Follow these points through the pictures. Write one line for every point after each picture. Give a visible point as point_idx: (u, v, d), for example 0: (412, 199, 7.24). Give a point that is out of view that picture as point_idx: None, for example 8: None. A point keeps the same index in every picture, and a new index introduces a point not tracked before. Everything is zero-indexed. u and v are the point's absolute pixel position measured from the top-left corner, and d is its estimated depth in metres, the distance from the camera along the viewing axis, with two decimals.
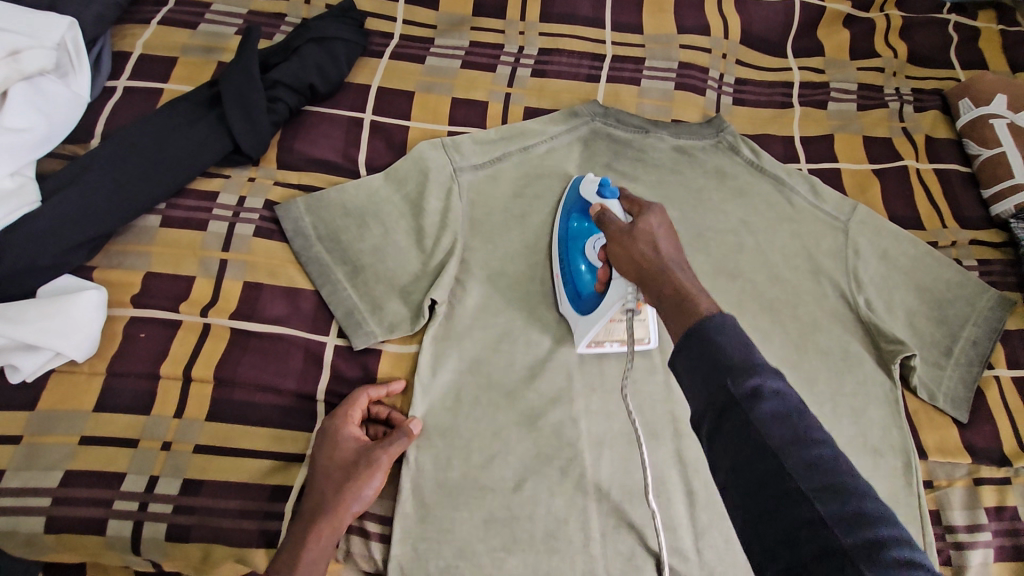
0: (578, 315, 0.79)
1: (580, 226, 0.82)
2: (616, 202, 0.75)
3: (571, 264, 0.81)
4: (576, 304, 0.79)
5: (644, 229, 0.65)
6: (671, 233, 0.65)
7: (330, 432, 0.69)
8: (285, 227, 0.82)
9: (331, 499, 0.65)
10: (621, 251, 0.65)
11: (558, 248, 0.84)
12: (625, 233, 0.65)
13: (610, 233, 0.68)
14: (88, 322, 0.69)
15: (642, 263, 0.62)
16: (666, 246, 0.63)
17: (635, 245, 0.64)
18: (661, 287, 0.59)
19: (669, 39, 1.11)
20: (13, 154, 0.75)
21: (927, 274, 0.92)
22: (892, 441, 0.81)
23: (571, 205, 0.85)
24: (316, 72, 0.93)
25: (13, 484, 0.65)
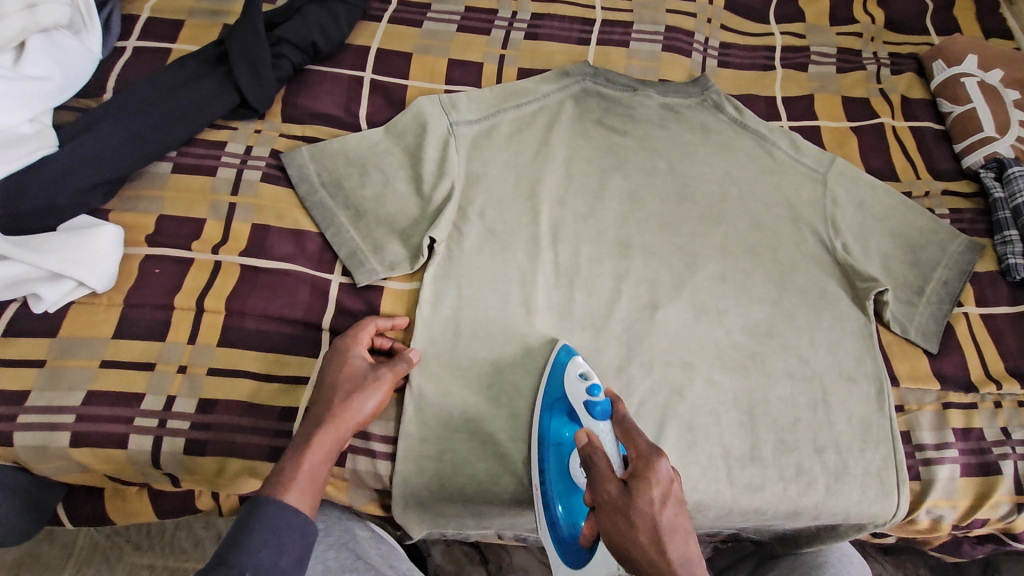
0: (562, 562, 0.69)
1: (561, 442, 0.73)
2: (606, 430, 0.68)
3: (556, 495, 0.71)
4: (561, 550, 0.70)
5: (645, 508, 0.57)
6: (675, 513, 0.58)
7: (341, 349, 0.74)
8: (291, 173, 0.87)
9: (337, 405, 0.69)
10: (616, 534, 0.58)
11: (537, 456, 0.74)
12: (622, 511, 0.58)
13: (603, 503, 0.59)
14: (106, 254, 0.74)
15: (641, 561, 0.56)
16: (673, 543, 0.57)
17: (635, 534, 0.56)
18: None
19: (656, 5, 1.16)
20: (33, 102, 0.79)
21: (901, 220, 0.97)
22: (866, 370, 0.86)
23: (552, 406, 0.76)
24: (319, 32, 0.97)
25: (38, 402, 0.69)
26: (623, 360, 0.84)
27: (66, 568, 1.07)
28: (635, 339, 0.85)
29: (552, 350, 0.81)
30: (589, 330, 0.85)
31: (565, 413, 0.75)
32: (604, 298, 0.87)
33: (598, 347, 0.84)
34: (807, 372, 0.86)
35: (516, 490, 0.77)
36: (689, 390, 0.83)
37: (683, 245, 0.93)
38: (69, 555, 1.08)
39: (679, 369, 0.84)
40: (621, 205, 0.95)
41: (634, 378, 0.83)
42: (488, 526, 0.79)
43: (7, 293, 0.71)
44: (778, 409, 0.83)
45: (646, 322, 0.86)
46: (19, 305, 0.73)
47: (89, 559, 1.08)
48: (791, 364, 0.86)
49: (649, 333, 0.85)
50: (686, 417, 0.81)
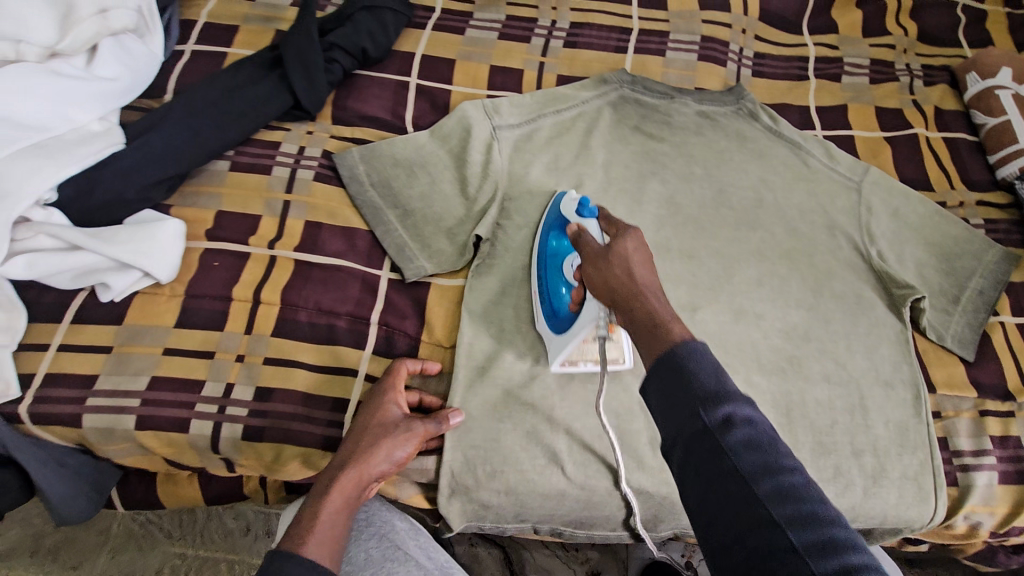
0: (553, 333, 0.78)
1: (556, 246, 0.82)
2: (593, 223, 0.74)
3: (549, 286, 0.80)
4: (553, 324, 0.79)
5: (618, 250, 0.64)
6: (647, 260, 0.64)
7: (378, 393, 0.73)
8: (341, 173, 0.90)
9: (365, 454, 0.68)
10: (595, 271, 0.64)
11: (537, 267, 0.83)
12: (601, 254, 0.65)
13: (586, 255, 0.67)
14: (171, 247, 0.77)
15: (614, 285, 0.62)
16: (642, 272, 0.62)
17: (609, 268, 0.63)
18: (634, 312, 0.59)
19: (692, 15, 1.19)
20: (103, 102, 0.83)
21: (936, 230, 0.98)
22: (903, 375, 0.87)
23: (551, 221, 0.84)
24: (368, 38, 1.00)
25: (106, 386, 0.72)
26: None
27: (102, 555, 1.07)
28: None
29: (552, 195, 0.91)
30: None
31: (561, 228, 0.82)
32: None
33: None
34: (844, 376, 0.87)
35: (559, 484, 0.78)
36: None
37: (720, 249, 0.94)
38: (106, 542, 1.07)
39: None
40: (659, 209, 0.97)
41: None
42: (528, 520, 0.80)
43: (78, 281, 0.75)
44: (815, 412, 0.84)
45: (685, 322, 0.88)
46: (86, 293, 0.76)
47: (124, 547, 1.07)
48: (828, 368, 0.87)
49: None
50: None
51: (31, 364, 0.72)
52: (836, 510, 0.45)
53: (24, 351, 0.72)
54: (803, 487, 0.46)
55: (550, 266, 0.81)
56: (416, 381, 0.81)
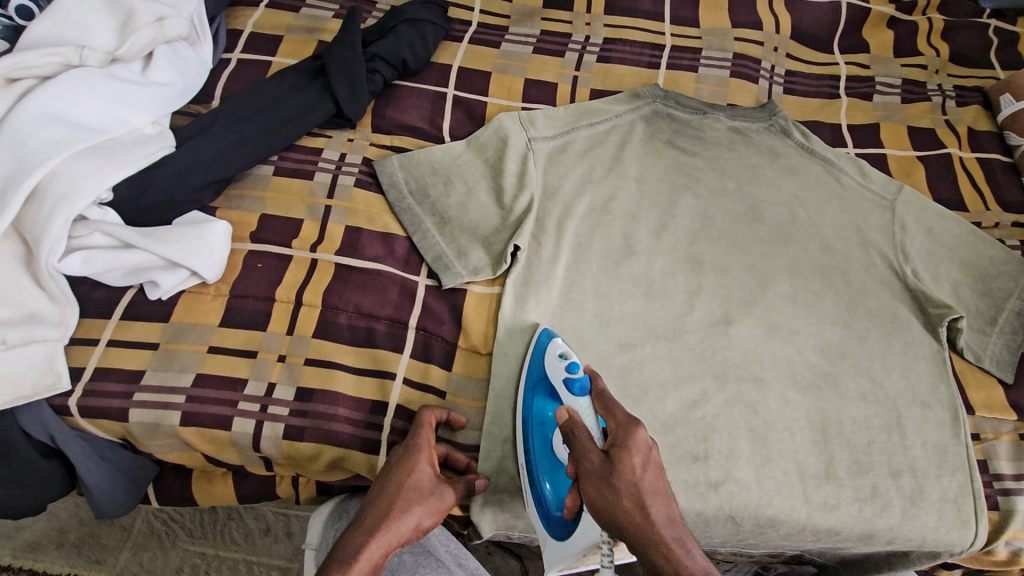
0: (551, 538, 0.72)
1: (544, 423, 0.76)
2: (587, 408, 0.72)
3: (540, 473, 0.73)
4: (547, 524, 0.73)
5: (626, 474, 0.63)
6: (654, 478, 0.64)
7: (412, 451, 0.71)
8: (381, 181, 0.92)
9: (398, 515, 0.65)
10: (600, 499, 0.63)
11: (522, 440, 0.76)
12: (606, 478, 0.63)
13: (585, 473, 0.65)
14: (218, 248, 0.79)
15: (626, 523, 0.61)
16: (654, 505, 0.62)
17: (618, 499, 0.62)
18: (653, 552, 0.59)
19: (724, 32, 1.20)
20: (157, 105, 0.84)
21: (971, 250, 0.97)
22: (940, 396, 0.86)
23: (534, 389, 0.78)
24: (409, 50, 1.03)
25: (152, 381, 0.73)
26: (695, 373, 0.86)
27: (124, 551, 1.07)
28: (707, 352, 0.87)
29: (532, 337, 0.83)
30: (663, 341, 0.87)
31: (547, 396, 0.77)
32: (677, 310, 0.90)
33: (672, 358, 0.86)
34: (880, 395, 0.86)
35: None
36: (762, 406, 0.84)
37: (753, 264, 0.95)
38: (128, 537, 1.07)
39: (751, 384, 0.85)
40: (692, 222, 0.97)
41: (708, 391, 0.85)
42: None
43: (128, 279, 0.77)
44: (851, 430, 0.84)
45: (719, 336, 0.88)
46: (135, 291, 0.78)
47: (146, 544, 1.07)
48: (863, 386, 0.87)
49: (721, 348, 0.87)
50: (761, 432, 0.83)
51: (81, 358, 0.74)
52: None
53: (75, 345, 0.74)
54: None
55: (538, 452, 0.74)
56: (452, 386, 0.81)
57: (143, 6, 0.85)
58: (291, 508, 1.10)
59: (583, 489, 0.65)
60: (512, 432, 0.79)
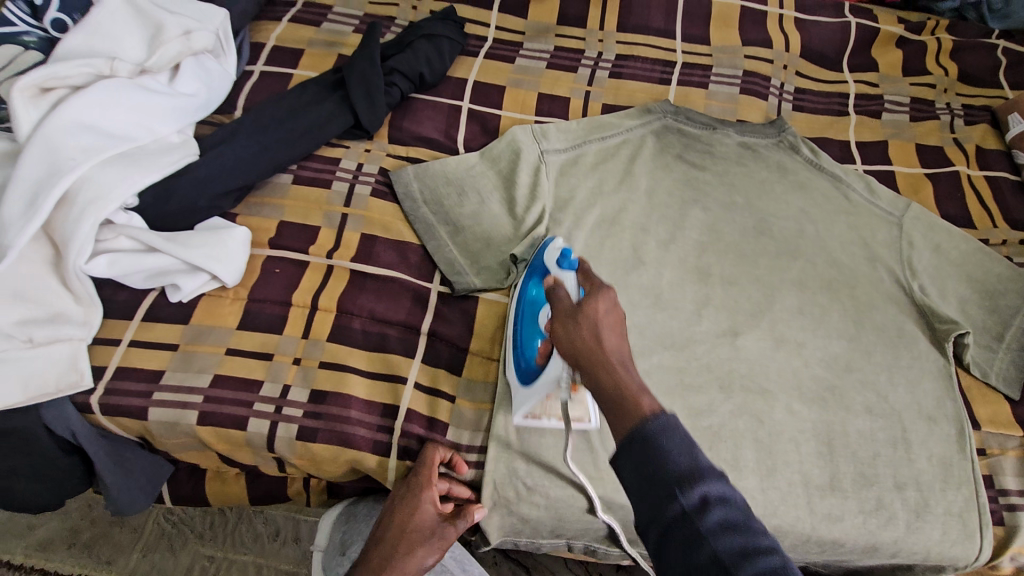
0: (519, 385, 0.76)
1: (536, 297, 0.80)
2: (571, 275, 0.73)
3: (524, 337, 0.79)
4: (519, 375, 0.77)
5: (590, 312, 0.61)
6: (618, 322, 0.62)
7: (416, 490, 0.74)
8: (397, 190, 0.94)
9: (401, 557, 0.70)
10: (563, 331, 0.61)
11: (515, 314, 0.82)
12: (570, 313, 0.62)
13: (557, 311, 0.64)
14: (238, 253, 0.81)
15: (581, 349, 0.59)
16: (611, 337, 0.60)
17: (578, 329, 0.60)
18: (601, 378, 0.57)
19: (734, 50, 1.23)
20: (182, 115, 0.88)
21: (978, 266, 0.98)
22: (946, 411, 0.87)
23: (534, 270, 0.83)
24: (426, 64, 1.06)
25: (171, 382, 0.75)
26: (703, 383, 0.87)
27: (134, 551, 1.09)
28: (715, 363, 0.88)
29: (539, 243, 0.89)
30: (671, 352, 0.88)
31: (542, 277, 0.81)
32: (685, 320, 0.91)
33: (679, 368, 0.87)
34: (886, 409, 0.87)
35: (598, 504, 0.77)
36: (769, 417, 0.85)
37: (760, 277, 0.96)
38: (138, 538, 1.09)
39: (758, 395, 0.86)
40: (700, 235, 0.99)
41: (714, 401, 0.85)
42: (561, 537, 0.81)
43: (151, 281, 0.79)
44: (857, 442, 0.84)
45: (726, 347, 0.89)
46: (157, 293, 0.81)
47: (156, 545, 1.09)
48: (869, 399, 0.87)
49: (728, 359, 0.88)
50: (767, 443, 0.83)
51: (103, 357, 0.76)
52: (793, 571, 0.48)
53: (98, 345, 0.77)
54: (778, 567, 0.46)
55: (526, 319, 0.80)
56: (462, 390, 0.81)
57: (171, 20, 0.89)
58: (300, 512, 1.11)
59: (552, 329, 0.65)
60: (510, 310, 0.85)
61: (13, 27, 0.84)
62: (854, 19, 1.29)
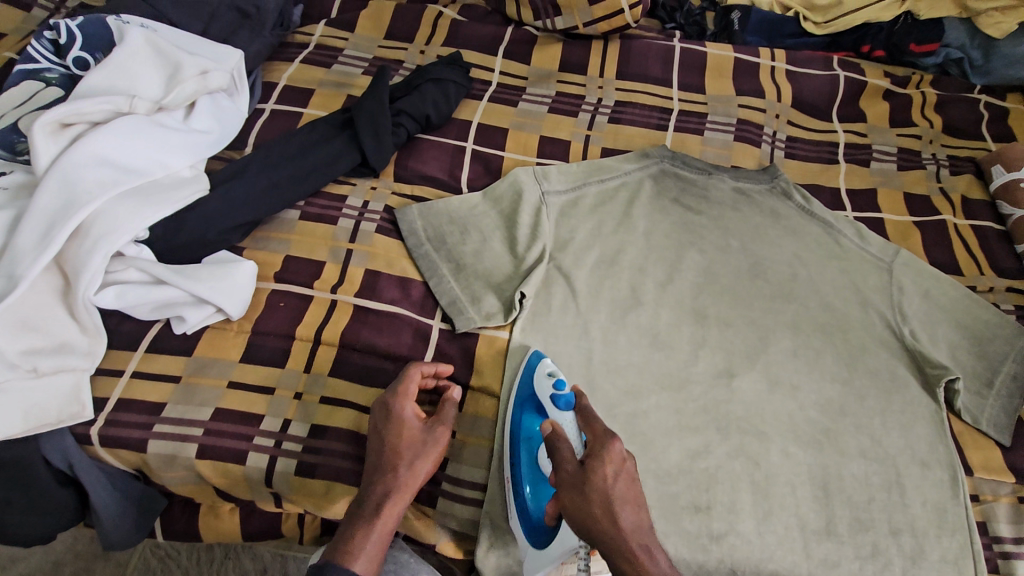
0: (530, 547, 0.74)
1: (530, 436, 0.79)
2: (571, 424, 0.76)
3: (526, 484, 0.76)
4: (529, 533, 0.75)
5: (598, 483, 0.68)
6: (624, 484, 0.69)
7: (396, 404, 0.74)
8: (401, 228, 0.97)
9: (403, 472, 0.70)
10: (573, 504, 0.68)
11: (508, 450, 0.79)
12: (579, 485, 0.68)
13: (563, 481, 0.69)
14: (244, 287, 0.83)
15: (597, 531, 0.67)
16: (624, 512, 0.67)
17: (590, 506, 0.67)
18: (621, 563, 0.65)
19: (728, 99, 1.28)
20: (194, 151, 0.90)
21: (966, 313, 1.00)
22: (939, 456, 0.88)
23: (523, 402, 0.81)
24: (432, 106, 1.10)
25: (172, 414, 0.76)
26: (699, 424, 0.87)
27: None
28: (712, 404, 0.89)
29: (521, 355, 0.87)
30: (667, 392, 0.90)
31: (533, 411, 0.80)
32: (682, 361, 0.92)
33: (676, 409, 0.88)
34: (880, 453, 0.87)
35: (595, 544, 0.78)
36: (764, 459, 0.86)
37: (755, 319, 0.98)
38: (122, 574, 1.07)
39: (754, 437, 0.87)
40: (696, 276, 1.01)
41: (710, 443, 0.86)
42: None
43: (156, 312, 0.80)
44: (852, 487, 0.85)
45: (722, 389, 0.90)
46: (161, 324, 0.81)
47: None
48: (863, 443, 0.88)
49: (725, 401, 0.89)
50: (763, 485, 0.84)
51: (105, 389, 0.76)
52: None
53: (100, 375, 0.77)
54: None
55: (523, 463, 0.77)
56: (464, 426, 0.84)
57: (189, 61, 0.92)
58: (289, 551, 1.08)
59: (560, 502, 0.70)
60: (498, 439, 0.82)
61: (36, 64, 0.89)
62: (842, 73, 1.36)
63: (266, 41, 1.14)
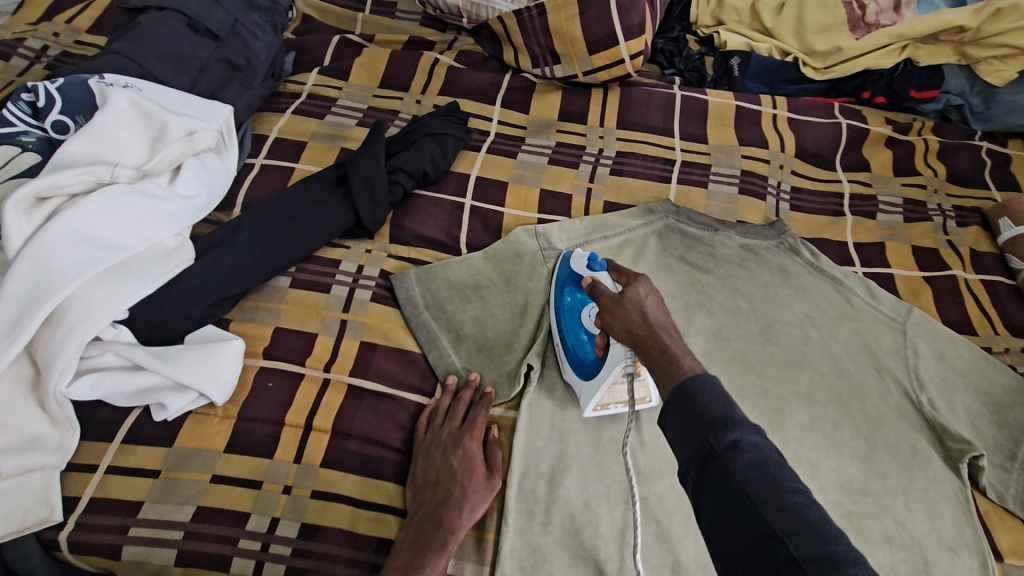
0: (582, 381, 0.82)
1: (574, 299, 0.87)
2: (605, 274, 0.80)
3: (570, 337, 0.85)
4: (578, 372, 0.83)
5: (633, 297, 0.70)
6: (656, 304, 0.71)
7: (471, 445, 0.77)
8: (398, 294, 0.92)
9: (468, 513, 0.72)
10: (612, 319, 0.70)
11: (554, 319, 0.88)
12: (616, 301, 0.71)
13: (603, 303, 0.73)
14: (230, 369, 0.77)
15: (633, 329, 0.68)
16: (656, 315, 0.69)
17: (627, 314, 0.69)
18: (652, 349, 0.65)
19: (731, 149, 1.25)
20: (179, 219, 0.85)
21: (985, 378, 0.97)
22: (966, 540, 0.84)
23: (563, 279, 0.89)
24: (430, 162, 1.06)
25: (149, 515, 0.70)
26: None
27: None
28: None
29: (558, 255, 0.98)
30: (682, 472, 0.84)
31: (574, 281, 0.88)
32: None
33: None
34: (905, 538, 0.83)
35: None
36: None
37: (768, 389, 0.94)
38: None
39: None
40: (706, 342, 0.98)
41: None
42: None
43: (133, 400, 0.74)
44: None
45: None
46: (139, 411, 0.76)
47: None
48: (887, 528, 0.84)
49: None
50: None
51: (76, 488, 0.70)
52: (842, 534, 0.47)
53: (71, 472, 0.71)
54: (806, 507, 0.48)
55: (570, 319, 0.85)
56: None
57: (176, 121, 0.88)
58: None
59: (603, 322, 0.73)
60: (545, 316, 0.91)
61: (12, 127, 0.84)
62: (844, 120, 1.34)
63: (256, 93, 1.09)
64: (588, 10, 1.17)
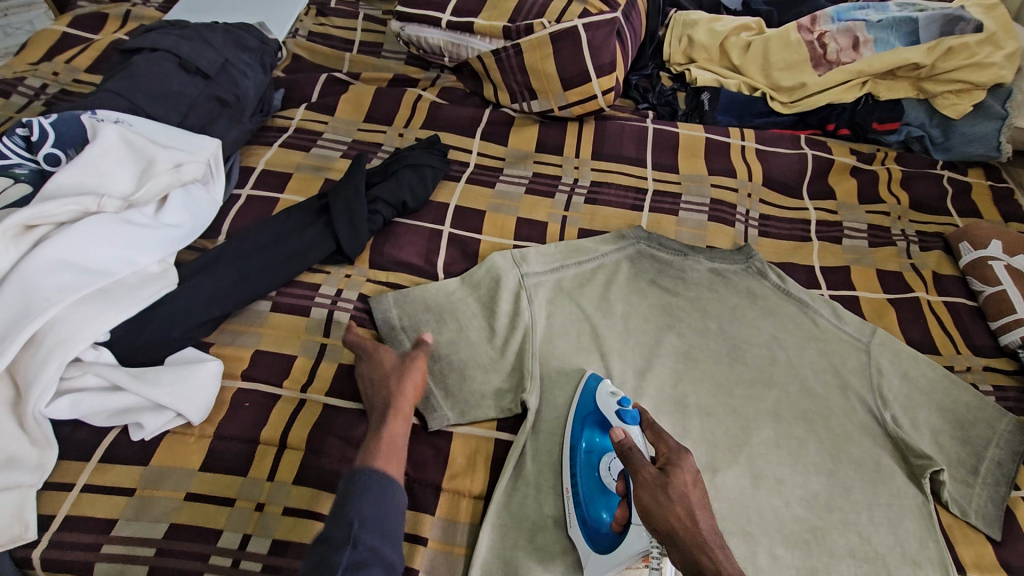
0: (591, 552, 0.76)
1: (592, 445, 0.83)
2: (638, 433, 0.81)
3: (586, 491, 0.80)
4: (590, 539, 0.77)
5: (679, 487, 0.72)
6: (697, 494, 0.73)
7: (418, 363, 0.84)
8: (375, 317, 0.95)
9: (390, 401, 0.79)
10: (657, 505, 0.71)
11: (569, 463, 0.83)
12: (660, 484, 0.72)
13: (643, 482, 0.73)
14: (206, 389, 0.81)
15: (679, 530, 0.69)
16: (702, 517, 0.71)
17: (674, 505, 0.70)
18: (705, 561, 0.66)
19: (701, 178, 1.31)
20: (164, 246, 0.90)
21: (946, 395, 0.99)
22: (930, 554, 0.86)
23: (585, 419, 0.85)
24: (409, 192, 1.10)
25: (123, 533, 0.72)
26: None
27: None
28: None
29: (581, 379, 0.93)
30: None
31: (594, 425, 0.85)
32: None
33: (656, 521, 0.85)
34: (869, 552, 0.86)
35: None
36: (751, 565, 0.83)
37: (737, 408, 0.97)
38: None
39: (740, 539, 0.85)
40: (676, 362, 1.00)
41: None
42: None
43: (113, 419, 0.78)
44: None
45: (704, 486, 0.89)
46: (118, 431, 0.79)
47: None
48: (852, 543, 0.86)
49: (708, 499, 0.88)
50: None
51: (53, 505, 0.73)
52: None
53: (49, 489, 0.74)
54: None
55: (586, 469, 0.81)
56: (441, 533, 0.81)
57: (163, 155, 0.93)
58: None
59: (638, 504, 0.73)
60: (559, 456, 0.86)
61: (6, 159, 0.91)
62: (809, 151, 1.40)
63: (244, 128, 1.15)
64: (562, 49, 1.24)
